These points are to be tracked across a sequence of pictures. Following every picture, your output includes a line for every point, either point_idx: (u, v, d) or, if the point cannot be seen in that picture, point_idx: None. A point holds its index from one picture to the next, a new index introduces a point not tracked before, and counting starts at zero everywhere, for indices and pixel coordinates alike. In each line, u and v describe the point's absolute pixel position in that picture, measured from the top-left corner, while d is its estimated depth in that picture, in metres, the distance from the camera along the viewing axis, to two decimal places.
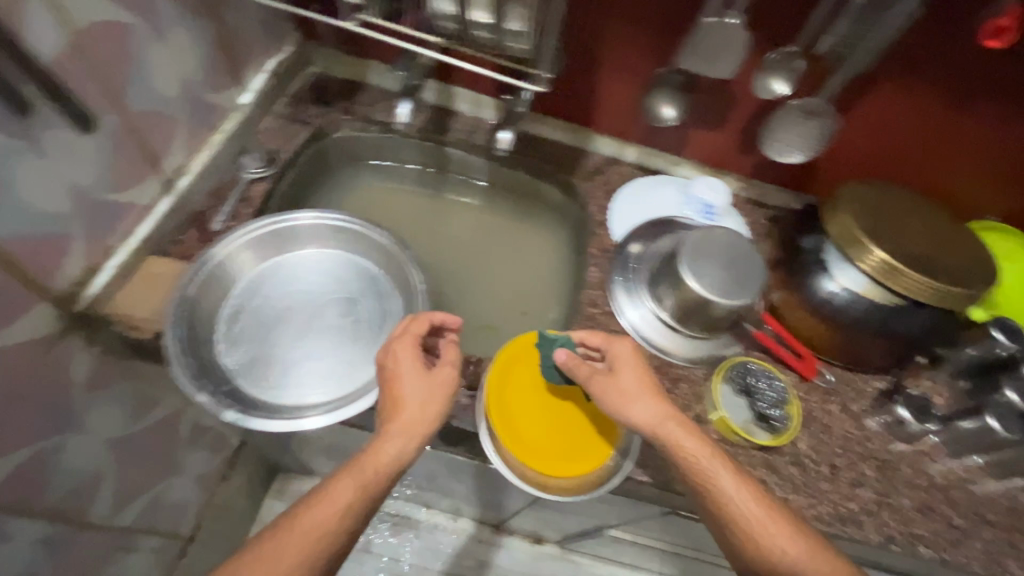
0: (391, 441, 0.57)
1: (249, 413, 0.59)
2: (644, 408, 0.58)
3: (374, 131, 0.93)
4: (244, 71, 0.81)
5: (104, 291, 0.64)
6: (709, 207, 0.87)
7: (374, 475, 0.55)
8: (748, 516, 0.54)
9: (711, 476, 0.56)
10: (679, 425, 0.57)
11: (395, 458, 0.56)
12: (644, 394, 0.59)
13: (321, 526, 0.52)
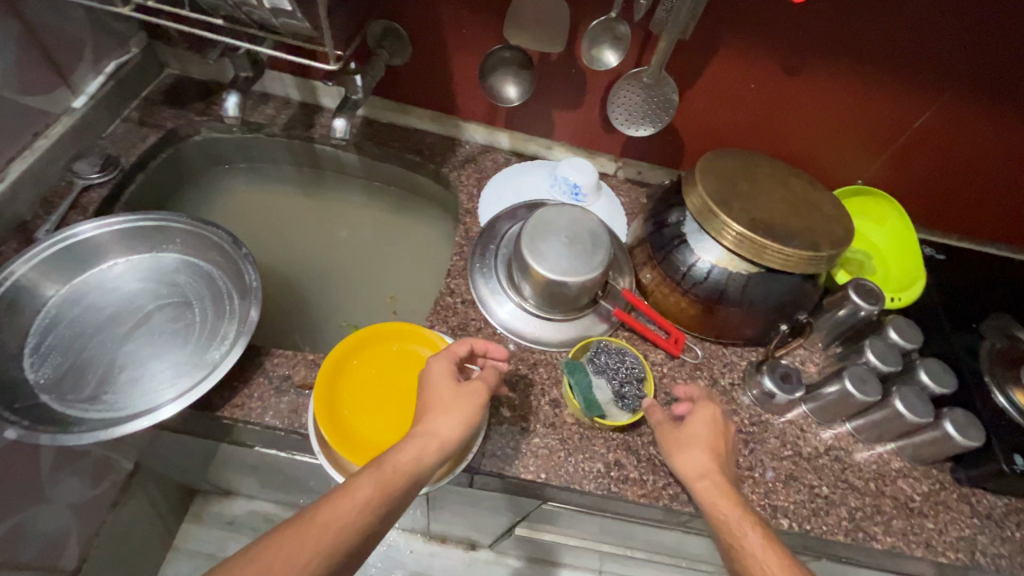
0: (420, 445, 0.53)
1: (39, 428, 0.55)
2: (695, 453, 0.57)
3: (235, 132, 0.90)
4: (74, 74, 0.78)
5: None
6: (576, 188, 0.84)
7: (407, 479, 0.51)
8: (751, 548, 0.49)
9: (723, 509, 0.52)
10: (716, 486, 0.54)
11: (423, 465, 0.52)
12: (702, 447, 0.57)
13: (340, 528, 0.46)
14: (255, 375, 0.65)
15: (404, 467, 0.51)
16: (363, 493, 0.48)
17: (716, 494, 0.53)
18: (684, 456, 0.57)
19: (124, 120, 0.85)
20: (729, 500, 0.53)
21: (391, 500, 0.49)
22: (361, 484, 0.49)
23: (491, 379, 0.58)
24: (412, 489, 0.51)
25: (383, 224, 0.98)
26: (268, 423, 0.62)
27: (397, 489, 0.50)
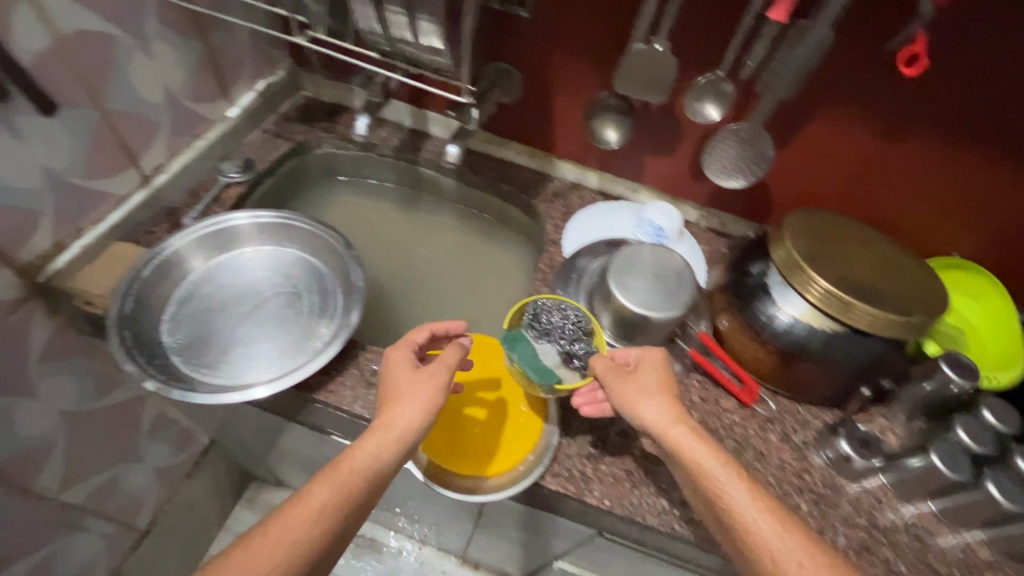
0: (376, 441, 0.58)
1: (171, 385, 0.62)
2: (655, 404, 0.58)
3: (353, 150, 1.01)
4: (232, 87, 0.90)
5: (70, 267, 0.69)
6: (660, 230, 0.88)
7: (365, 476, 0.56)
8: (746, 514, 0.52)
9: (691, 461, 0.54)
10: (689, 429, 0.56)
11: (377, 461, 0.57)
12: (658, 395, 0.58)
13: (297, 538, 0.52)
14: (350, 366, 0.71)
15: (358, 466, 0.57)
16: (318, 498, 0.54)
17: (691, 444, 0.55)
18: (645, 406, 0.57)
19: (262, 130, 0.97)
20: (699, 452, 0.54)
21: (348, 500, 0.55)
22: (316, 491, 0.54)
23: (453, 356, 0.62)
24: (366, 481, 0.56)
25: (468, 246, 1.05)
26: (357, 412, 0.67)
27: (350, 489, 0.55)
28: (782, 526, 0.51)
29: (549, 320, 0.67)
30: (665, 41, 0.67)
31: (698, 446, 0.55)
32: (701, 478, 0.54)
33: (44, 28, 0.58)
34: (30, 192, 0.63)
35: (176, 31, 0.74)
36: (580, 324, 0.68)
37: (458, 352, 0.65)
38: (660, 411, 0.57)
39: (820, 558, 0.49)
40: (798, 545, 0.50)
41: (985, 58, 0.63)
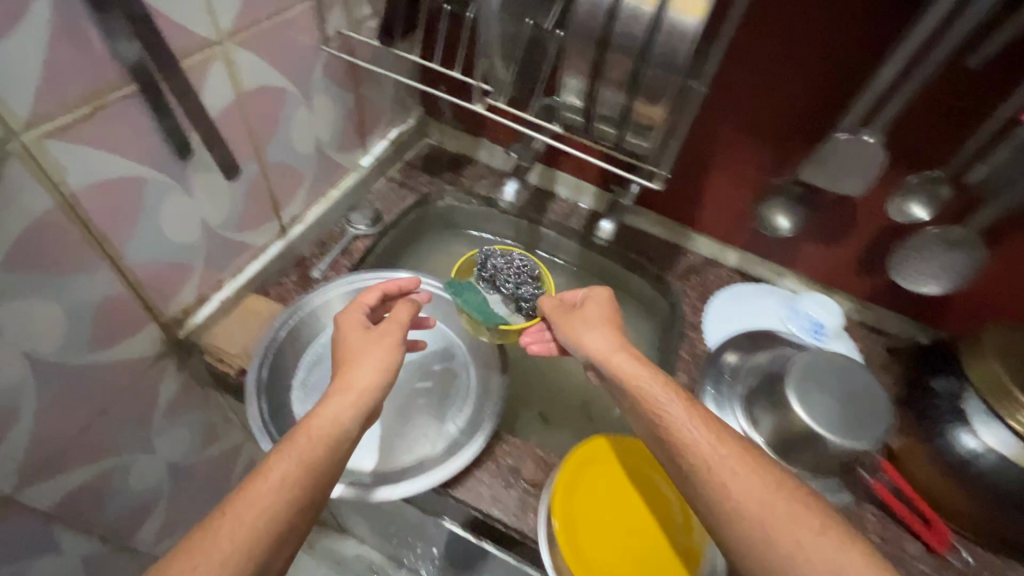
0: (342, 403, 0.53)
1: None
2: (602, 337, 0.57)
3: (474, 204, 0.95)
4: (369, 136, 0.87)
5: (207, 321, 0.66)
6: (819, 327, 0.79)
7: (325, 440, 0.50)
8: (701, 448, 0.47)
9: (618, 368, 0.54)
10: (632, 356, 0.55)
11: (342, 422, 0.52)
12: (604, 327, 0.58)
13: (269, 505, 0.45)
14: (487, 458, 0.64)
15: (322, 432, 0.51)
16: (280, 472, 0.47)
17: (651, 391, 0.51)
18: (588, 335, 0.57)
19: (387, 178, 0.94)
20: (645, 378, 0.52)
21: (311, 468, 0.48)
22: (277, 465, 0.47)
23: (407, 313, 0.60)
24: (333, 450, 0.50)
25: None
26: (497, 515, 0.60)
27: (311, 456, 0.49)
28: (752, 474, 0.45)
29: (493, 262, 0.70)
30: (877, 133, 0.59)
31: (639, 373, 0.53)
32: (663, 424, 0.50)
33: (229, 82, 0.55)
34: (186, 247, 0.59)
35: (335, 83, 0.72)
36: (526, 270, 0.70)
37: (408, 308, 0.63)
38: (597, 341, 0.57)
39: (810, 523, 0.43)
40: (776, 506, 0.44)
41: None
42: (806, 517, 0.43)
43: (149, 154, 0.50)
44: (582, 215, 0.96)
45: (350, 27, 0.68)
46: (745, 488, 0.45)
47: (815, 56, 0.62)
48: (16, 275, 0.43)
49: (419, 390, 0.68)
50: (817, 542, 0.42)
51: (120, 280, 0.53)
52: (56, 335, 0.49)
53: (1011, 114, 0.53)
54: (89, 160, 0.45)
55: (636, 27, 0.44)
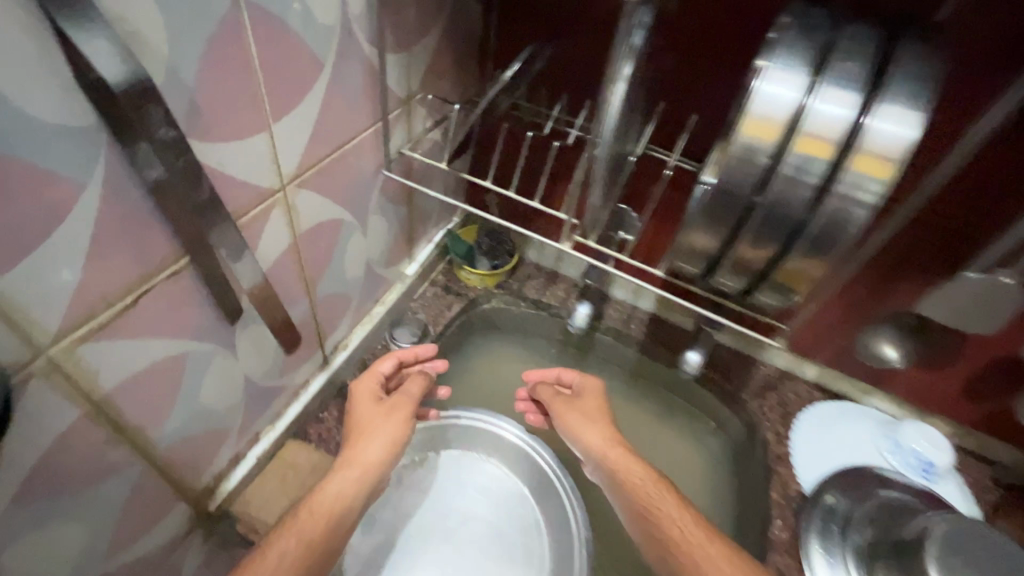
0: (349, 485, 0.55)
1: None
2: (598, 428, 0.63)
3: (524, 308, 0.88)
4: (416, 243, 0.79)
5: (239, 485, 0.56)
6: (928, 466, 0.70)
7: (326, 520, 0.51)
8: (647, 492, 0.56)
9: (610, 462, 0.59)
10: (621, 449, 0.60)
11: (345, 503, 0.53)
12: (598, 420, 0.64)
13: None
14: None
15: (328, 505, 0.52)
16: (279, 548, 0.48)
17: (623, 463, 0.59)
18: (582, 430, 0.63)
19: (431, 283, 0.86)
20: (640, 476, 0.57)
21: (312, 548, 0.49)
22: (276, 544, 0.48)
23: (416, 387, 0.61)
24: (333, 530, 0.51)
25: None
26: None
27: (314, 537, 0.50)
28: (677, 507, 0.54)
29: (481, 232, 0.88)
30: (1020, 278, 0.52)
31: (633, 467, 0.58)
32: (624, 483, 0.58)
33: (288, 229, 0.48)
34: (224, 410, 0.50)
35: (391, 201, 0.65)
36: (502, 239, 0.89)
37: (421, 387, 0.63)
38: (589, 432, 0.63)
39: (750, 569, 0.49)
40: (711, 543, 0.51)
41: None
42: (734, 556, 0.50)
43: (194, 325, 0.41)
44: (642, 322, 0.88)
45: (411, 145, 0.61)
46: (648, 499, 0.55)
47: (949, 187, 0.53)
48: (30, 511, 0.34)
49: (437, 498, 0.63)
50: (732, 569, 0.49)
51: (148, 470, 0.44)
52: (69, 557, 0.39)
53: None
54: (125, 350, 0.36)
55: (800, 188, 0.36)
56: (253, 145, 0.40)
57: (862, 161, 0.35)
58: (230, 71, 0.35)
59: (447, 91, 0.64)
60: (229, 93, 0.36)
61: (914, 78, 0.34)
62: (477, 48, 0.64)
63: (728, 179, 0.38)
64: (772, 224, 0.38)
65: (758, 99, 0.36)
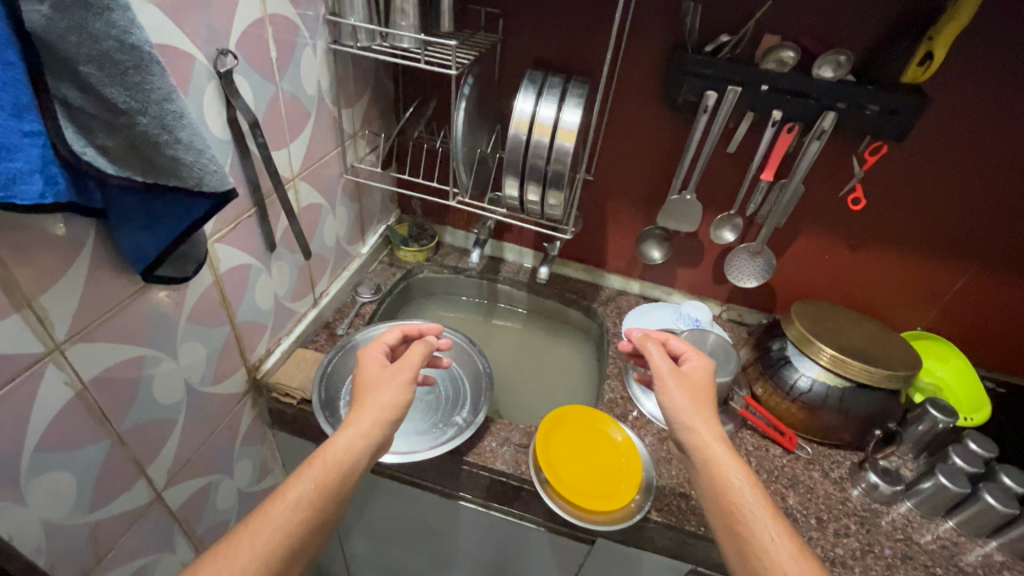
0: (351, 438, 0.77)
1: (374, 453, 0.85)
2: (708, 418, 0.74)
3: (446, 273, 1.29)
4: (367, 232, 1.20)
5: (271, 368, 0.91)
6: (696, 321, 1.15)
7: (338, 466, 0.75)
8: (734, 481, 0.68)
9: (710, 452, 0.71)
10: (724, 445, 0.71)
11: (351, 459, 0.76)
12: (702, 410, 0.75)
13: (285, 519, 0.69)
14: (485, 435, 0.91)
15: (336, 459, 0.75)
16: (296, 494, 0.71)
17: (722, 457, 0.70)
18: (692, 413, 0.74)
19: (379, 262, 1.26)
20: (731, 470, 0.69)
21: (322, 492, 0.73)
22: (300, 478, 0.72)
23: (417, 360, 0.84)
24: (343, 473, 0.75)
25: (537, 343, 1.31)
26: (498, 467, 0.87)
27: (327, 483, 0.73)
28: (766, 507, 0.65)
29: (410, 227, 1.30)
30: (691, 193, 1.00)
31: (732, 465, 0.69)
32: (711, 462, 0.70)
33: (295, 202, 0.88)
34: (264, 311, 0.87)
35: (348, 198, 1.06)
36: (425, 230, 1.31)
37: (418, 359, 0.86)
38: (691, 408, 0.75)
39: (807, 559, 0.61)
40: (777, 524, 0.64)
41: (897, 204, 0.94)
42: (789, 537, 0.63)
43: (255, 247, 0.80)
44: (527, 272, 1.31)
45: (358, 162, 1.04)
46: (752, 499, 0.66)
47: (653, 152, 1.02)
48: (194, 326, 0.71)
49: None
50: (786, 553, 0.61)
51: (231, 332, 0.80)
52: (199, 368, 0.74)
53: (754, 173, 0.96)
54: (230, 252, 0.74)
55: (542, 147, 0.82)
56: (282, 153, 0.80)
57: (562, 134, 0.80)
58: (275, 117, 0.76)
59: (376, 130, 1.07)
60: (275, 128, 0.77)
61: (579, 96, 0.82)
62: (392, 105, 1.09)
63: (513, 150, 0.83)
64: (536, 168, 0.84)
65: (517, 115, 0.82)
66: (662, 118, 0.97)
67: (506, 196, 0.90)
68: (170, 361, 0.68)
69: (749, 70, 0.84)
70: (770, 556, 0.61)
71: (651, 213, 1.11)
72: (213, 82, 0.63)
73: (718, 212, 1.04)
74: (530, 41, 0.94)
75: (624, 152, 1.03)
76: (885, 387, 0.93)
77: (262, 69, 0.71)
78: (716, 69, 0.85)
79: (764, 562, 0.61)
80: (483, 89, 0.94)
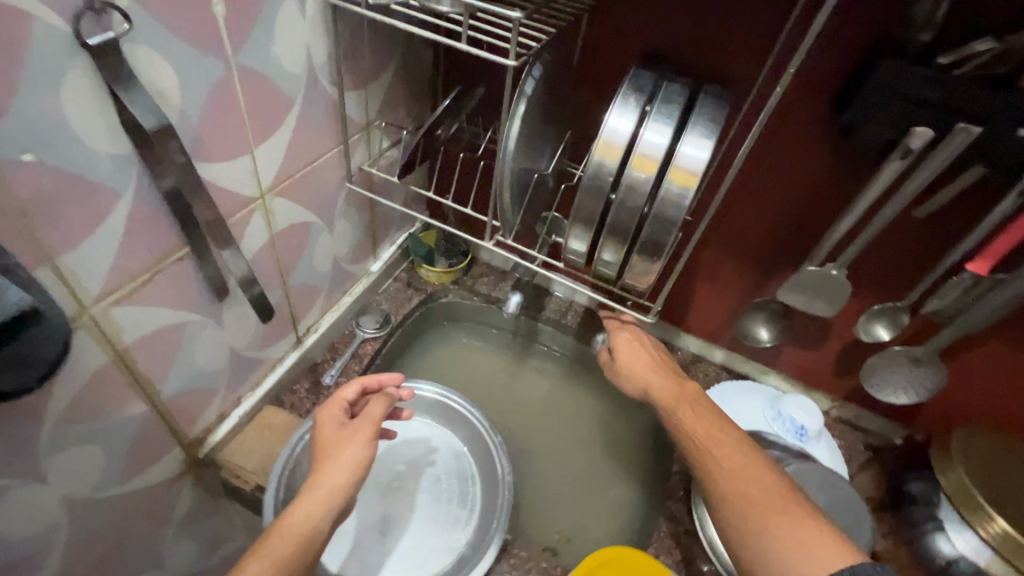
0: (312, 505, 0.55)
1: None
2: (665, 384, 0.69)
3: (476, 301, 1.00)
4: (380, 244, 0.93)
5: (223, 439, 0.69)
6: (801, 429, 0.83)
7: (299, 540, 0.53)
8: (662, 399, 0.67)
9: (645, 382, 0.70)
10: (656, 372, 0.70)
11: (314, 523, 0.54)
12: (638, 351, 0.73)
13: None
14: None
15: (296, 531, 0.53)
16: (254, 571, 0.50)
17: (657, 382, 0.69)
18: (627, 359, 0.73)
19: (394, 279, 0.99)
20: (661, 390, 0.68)
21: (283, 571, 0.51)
22: (251, 565, 0.50)
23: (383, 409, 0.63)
24: (302, 550, 0.53)
25: (578, 403, 0.97)
26: None
27: (284, 557, 0.51)
28: (692, 409, 0.64)
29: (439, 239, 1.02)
30: (843, 269, 0.68)
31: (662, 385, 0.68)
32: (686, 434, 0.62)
33: (266, 226, 0.61)
34: (213, 372, 0.64)
35: (354, 207, 0.79)
36: (456, 244, 1.04)
37: (387, 407, 0.63)
38: (626, 357, 0.73)
39: (798, 519, 0.52)
40: (758, 482, 0.56)
41: None
42: (774, 492, 0.55)
43: (192, 302, 0.55)
44: (578, 313, 1.01)
45: (371, 162, 0.76)
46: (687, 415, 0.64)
47: (794, 198, 0.69)
48: (75, 429, 0.47)
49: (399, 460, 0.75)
50: (779, 520, 0.52)
51: (152, 413, 0.56)
52: (92, 474, 0.51)
53: (956, 259, 0.62)
54: (139, 317, 0.49)
55: (639, 193, 0.51)
56: (239, 163, 0.53)
57: (679, 178, 0.49)
58: (225, 113, 0.49)
59: (402, 119, 0.78)
60: (227, 129, 0.50)
61: (708, 119, 0.50)
62: (426, 85, 0.79)
63: (588, 191, 0.53)
64: (624, 216, 0.53)
65: (608, 134, 0.51)
66: (825, 155, 0.64)
67: (569, 252, 0.60)
68: (28, 483, 0.45)
69: (1006, 104, 0.49)
70: (710, 454, 0.59)
71: (766, 280, 0.79)
72: (78, 63, 0.36)
73: (873, 298, 0.72)
74: (634, 13, 0.62)
75: (753, 194, 0.71)
76: None
77: (198, 39, 0.43)
78: (945, 94, 0.51)
79: (768, 536, 0.52)
80: (554, 82, 0.63)
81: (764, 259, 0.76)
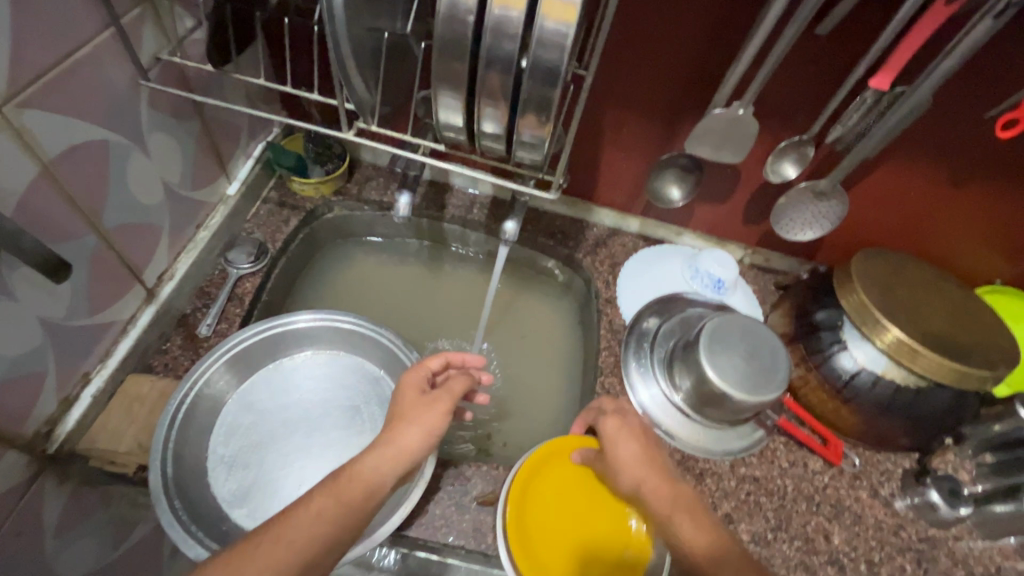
0: (384, 457, 0.50)
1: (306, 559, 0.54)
2: (659, 478, 0.53)
3: (366, 211, 0.86)
4: (229, 161, 0.76)
5: (80, 425, 0.58)
6: (719, 282, 0.84)
7: (367, 484, 0.47)
8: (666, 523, 0.50)
9: (647, 490, 0.52)
10: (656, 493, 0.52)
11: (381, 477, 0.48)
12: (635, 469, 0.54)
13: (302, 544, 0.42)
14: (433, 493, 0.64)
15: (364, 477, 0.48)
16: (318, 504, 0.45)
17: (658, 494, 0.51)
18: (622, 477, 0.55)
19: (264, 201, 0.83)
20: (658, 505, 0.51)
21: (348, 511, 0.45)
22: (316, 502, 0.45)
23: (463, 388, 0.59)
24: (370, 498, 0.47)
25: (504, 301, 0.90)
26: (453, 543, 0.61)
27: (352, 500, 0.46)
28: (695, 525, 0.48)
29: (305, 144, 0.84)
30: (749, 104, 0.62)
31: (658, 497, 0.51)
32: (674, 543, 0.48)
33: (25, 153, 0.45)
34: (26, 354, 0.50)
35: (171, 115, 0.61)
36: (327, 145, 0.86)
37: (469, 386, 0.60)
38: (629, 462, 0.55)
39: None
40: None
41: None
42: None
43: None
44: (483, 206, 0.90)
45: (171, 49, 0.57)
46: (689, 541, 0.47)
47: (696, 30, 0.61)
48: None
49: (308, 401, 0.66)
50: None
51: None
52: None
53: (860, 76, 0.58)
54: None
55: (508, 36, 0.41)
56: None
57: (549, 6, 0.39)
58: None
59: None
60: None
61: None
62: None
63: (446, 48, 0.42)
64: (496, 69, 0.42)
65: None
66: None
67: (444, 127, 0.49)
68: None
69: None
70: None
71: (674, 132, 0.72)
72: None
73: (781, 135, 0.68)
74: None
75: (647, 38, 0.63)
76: (976, 389, 0.67)
77: None
78: None
79: None
80: None
81: (671, 106, 0.69)
